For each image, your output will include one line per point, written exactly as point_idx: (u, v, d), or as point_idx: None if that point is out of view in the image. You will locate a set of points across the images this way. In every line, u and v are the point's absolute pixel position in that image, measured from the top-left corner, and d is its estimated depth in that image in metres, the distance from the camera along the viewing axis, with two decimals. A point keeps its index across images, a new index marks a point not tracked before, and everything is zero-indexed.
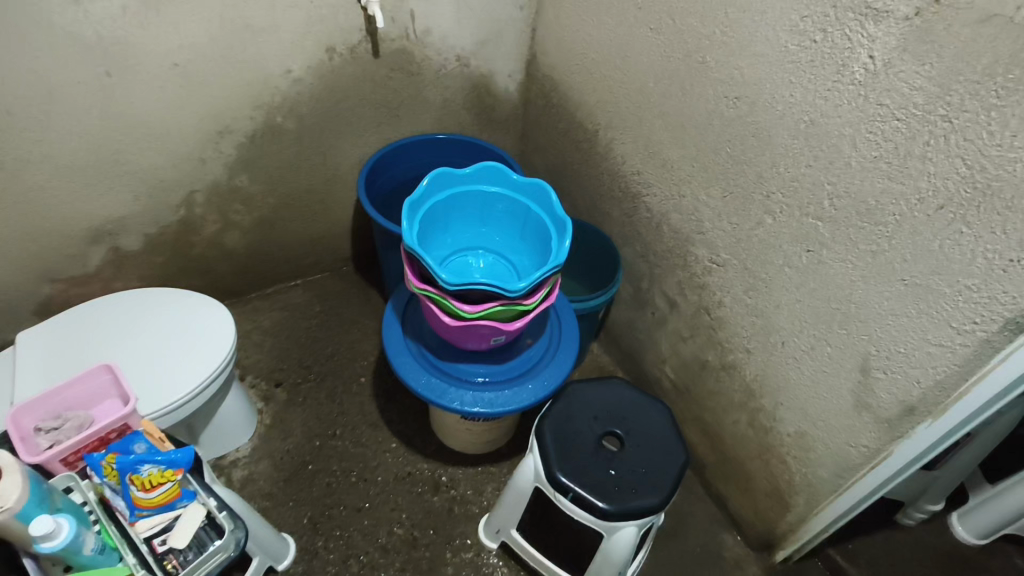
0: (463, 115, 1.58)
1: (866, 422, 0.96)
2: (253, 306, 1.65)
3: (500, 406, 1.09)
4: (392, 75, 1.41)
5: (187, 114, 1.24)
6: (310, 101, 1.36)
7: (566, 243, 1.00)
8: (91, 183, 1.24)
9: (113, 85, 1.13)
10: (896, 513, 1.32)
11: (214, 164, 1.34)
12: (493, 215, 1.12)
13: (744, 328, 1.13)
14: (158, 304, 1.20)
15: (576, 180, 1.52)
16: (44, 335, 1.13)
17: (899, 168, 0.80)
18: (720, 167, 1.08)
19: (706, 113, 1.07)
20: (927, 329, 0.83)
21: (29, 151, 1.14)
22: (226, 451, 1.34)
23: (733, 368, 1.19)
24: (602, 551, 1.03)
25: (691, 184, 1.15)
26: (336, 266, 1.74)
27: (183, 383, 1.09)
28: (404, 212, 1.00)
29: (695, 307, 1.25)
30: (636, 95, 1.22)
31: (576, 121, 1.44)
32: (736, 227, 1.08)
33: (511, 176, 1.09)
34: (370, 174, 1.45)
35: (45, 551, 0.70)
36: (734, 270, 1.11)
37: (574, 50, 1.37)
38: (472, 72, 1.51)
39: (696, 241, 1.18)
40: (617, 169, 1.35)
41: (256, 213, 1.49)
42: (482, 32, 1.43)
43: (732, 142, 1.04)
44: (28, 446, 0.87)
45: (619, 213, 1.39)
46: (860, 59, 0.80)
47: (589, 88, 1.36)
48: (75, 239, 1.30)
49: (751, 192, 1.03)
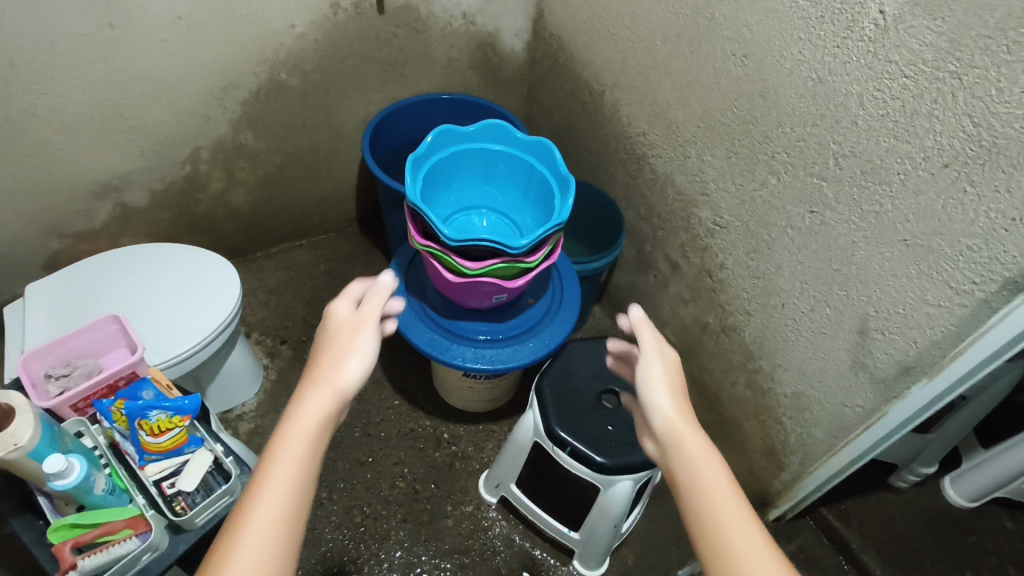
0: (469, 74, 1.57)
1: (863, 383, 0.97)
2: (259, 265, 1.66)
3: (501, 363, 1.11)
4: (397, 32, 1.39)
5: (192, 68, 1.23)
6: (315, 57, 1.34)
7: (569, 200, 1.00)
8: (97, 138, 1.24)
9: (116, 38, 1.13)
10: (890, 475, 1.34)
11: (218, 120, 1.34)
12: (497, 174, 1.12)
13: (745, 290, 1.14)
14: (165, 258, 1.21)
15: (581, 142, 1.51)
16: (54, 286, 1.14)
17: (905, 127, 0.80)
18: (726, 127, 1.07)
19: (713, 72, 1.06)
20: (926, 290, 0.83)
21: (35, 104, 1.14)
22: (233, 405, 1.37)
23: (733, 330, 1.20)
24: (598, 504, 1.06)
25: (696, 145, 1.14)
26: (341, 227, 1.75)
27: (189, 336, 1.10)
28: (408, 168, 1.00)
29: (697, 269, 1.25)
30: (643, 54, 1.21)
31: (583, 81, 1.42)
32: (740, 188, 1.08)
33: (515, 133, 1.08)
34: (375, 133, 1.45)
35: (59, 489, 0.73)
36: (736, 232, 1.11)
37: (582, 8, 1.35)
38: (478, 31, 1.49)
39: (700, 202, 1.18)
40: (623, 131, 1.34)
41: (261, 171, 1.49)
42: None
43: (738, 101, 1.03)
44: (39, 392, 0.90)
45: (623, 175, 1.39)
46: (871, 14, 0.79)
47: (596, 47, 1.34)
48: (81, 194, 1.31)
49: (757, 151, 1.02)
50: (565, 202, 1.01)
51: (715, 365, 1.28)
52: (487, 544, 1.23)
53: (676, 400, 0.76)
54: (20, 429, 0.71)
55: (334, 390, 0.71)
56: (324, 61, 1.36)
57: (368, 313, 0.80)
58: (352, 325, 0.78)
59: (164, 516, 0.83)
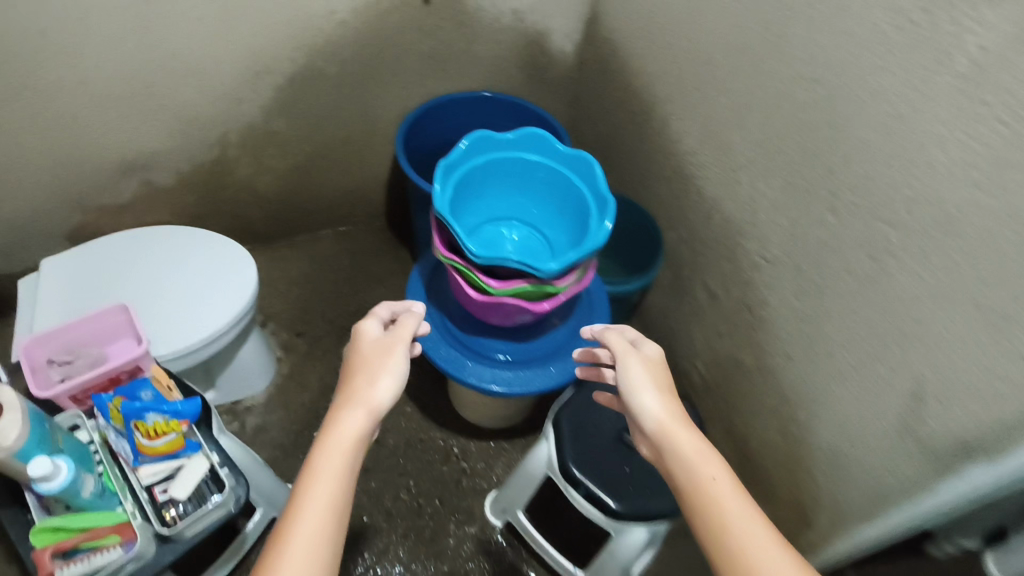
0: (513, 74, 1.50)
1: (911, 451, 0.87)
2: (283, 253, 1.63)
3: (518, 387, 1.05)
4: (442, 25, 1.33)
5: (227, 48, 1.19)
6: (354, 46, 1.29)
7: (607, 223, 0.93)
8: (126, 113, 1.21)
9: (151, 12, 1.09)
10: (928, 542, 1.24)
11: (250, 104, 1.30)
12: (531, 186, 1.05)
13: (788, 332, 1.05)
14: (183, 244, 1.18)
15: (625, 154, 1.43)
16: (70, 265, 1.12)
17: (993, 178, 0.70)
18: (784, 156, 0.98)
19: (775, 95, 0.97)
20: (997, 360, 0.73)
21: (66, 75, 1.11)
22: (242, 397, 1.34)
23: (770, 372, 1.12)
24: (609, 548, 0.99)
25: (749, 172, 1.06)
26: (369, 220, 1.71)
27: (200, 329, 1.07)
28: (438, 174, 0.95)
29: (737, 304, 1.17)
30: (700, 68, 1.12)
31: (633, 90, 1.35)
32: (794, 223, 0.99)
33: (555, 145, 1.01)
34: (409, 128, 1.40)
35: (43, 492, 0.69)
36: (784, 270, 1.03)
37: (638, 13, 1.27)
38: (526, 29, 1.42)
39: (747, 233, 1.10)
40: (670, 147, 1.26)
41: (291, 158, 1.45)
42: None
43: (801, 129, 0.94)
44: (39, 379, 0.87)
45: (666, 194, 1.31)
46: (965, 48, 0.70)
47: (650, 57, 1.26)
48: (108, 169, 1.29)
49: (817, 187, 0.94)
50: (602, 224, 0.94)
51: (747, 407, 1.20)
52: (490, 571, 1.18)
53: (668, 403, 0.78)
54: (8, 428, 0.67)
55: (370, 408, 0.76)
56: (363, 50, 1.31)
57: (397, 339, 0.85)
58: (382, 346, 0.83)
59: (153, 525, 0.80)
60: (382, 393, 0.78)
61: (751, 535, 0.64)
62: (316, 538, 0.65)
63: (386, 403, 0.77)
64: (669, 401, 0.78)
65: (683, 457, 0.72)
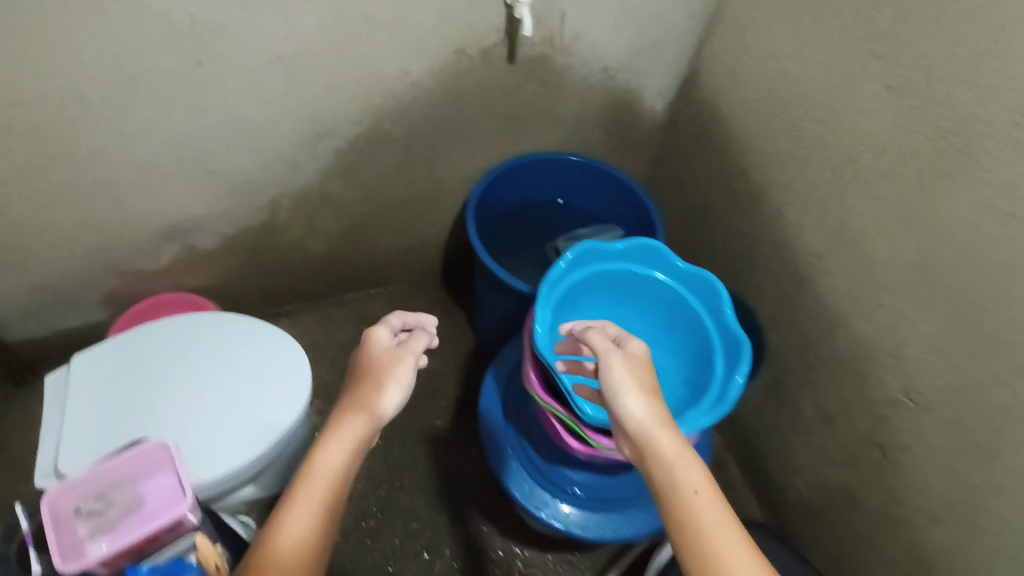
0: (596, 133, 1.34)
1: None
2: (330, 313, 1.49)
3: (610, 535, 0.92)
4: (524, 85, 1.17)
5: (285, 112, 1.04)
6: (425, 107, 1.13)
7: (741, 372, 0.77)
8: (169, 179, 1.07)
9: (204, 76, 0.95)
10: None
11: (307, 168, 1.15)
12: (637, 302, 0.89)
13: (937, 490, 0.89)
14: (221, 335, 1.03)
15: (722, 233, 1.27)
16: (99, 368, 0.98)
17: None
18: (954, 293, 0.81)
19: (951, 220, 0.80)
20: None
21: (105, 143, 0.98)
22: (281, 489, 1.21)
23: (903, 525, 0.96)
24: None
25: (898, 298, 0.89)
26: (423, 278, 1.56)
27: (240, 453, 0.93)
28: (538, 303, 0.80)
29: (865, 434, 1.01)
30: (840, 164, 0.95)
31: (741, 167, 1.18)
32: (961, 372, 0.82)
33: (674, 262, 0.85)
34: (481, 196, 1.24)
35: None
36: (939, 421, 0.86)
37: (757, 83, 1.09)
38: (617, 88, 1.25)
39: (887, 365, 0.93)
40: (786, 242, 1.09)
41: (345, 220, 1.30)
42: (640, 42, 1.17)
43: (985, 268, 0.77)
44: (65, 534, 0.75)
45: (775, 290, 1.14)
46: None
47: (768, 136, 1.08)
48: (147, 235, 1.15)
49: (1003, 340, 0.76)
50: (733, 373, 0.78)
51: (867, 549, 1.05)
52: None
53: (651, 403, 0.72)
54: None
55: (372, 416, 0.82)
56: (436, 111, 1.15)
57: (406, 349, 0.90)
58: (393, 357, 0.87)
59: None
60: (385, 400, 0.84)
61: (720, 543, 0.63)
62: (323, 491, 0.76)
63: (389, 414, 0.83)
64: (656, 403, 0.72)
65: (665, 467, 0.68)
